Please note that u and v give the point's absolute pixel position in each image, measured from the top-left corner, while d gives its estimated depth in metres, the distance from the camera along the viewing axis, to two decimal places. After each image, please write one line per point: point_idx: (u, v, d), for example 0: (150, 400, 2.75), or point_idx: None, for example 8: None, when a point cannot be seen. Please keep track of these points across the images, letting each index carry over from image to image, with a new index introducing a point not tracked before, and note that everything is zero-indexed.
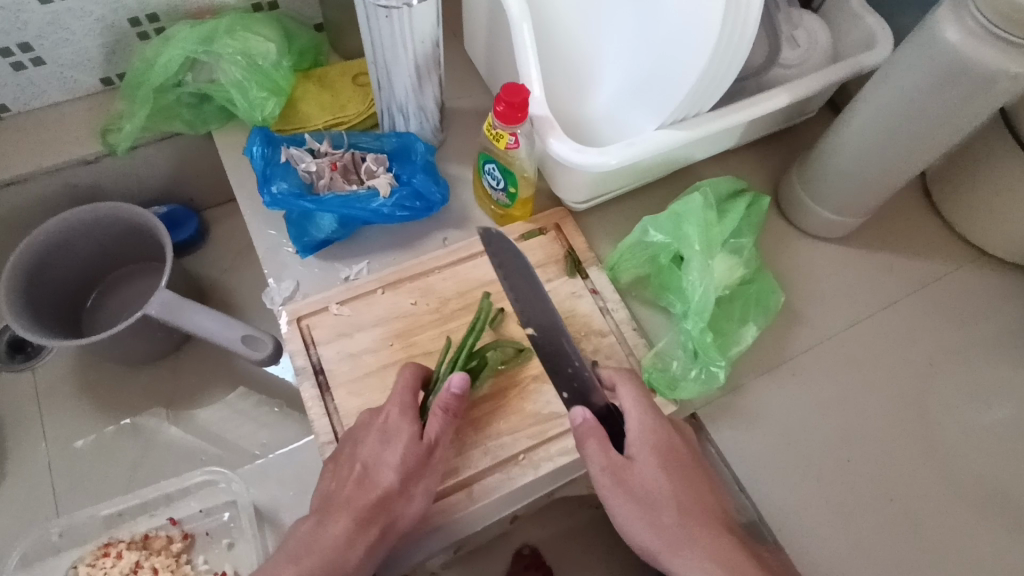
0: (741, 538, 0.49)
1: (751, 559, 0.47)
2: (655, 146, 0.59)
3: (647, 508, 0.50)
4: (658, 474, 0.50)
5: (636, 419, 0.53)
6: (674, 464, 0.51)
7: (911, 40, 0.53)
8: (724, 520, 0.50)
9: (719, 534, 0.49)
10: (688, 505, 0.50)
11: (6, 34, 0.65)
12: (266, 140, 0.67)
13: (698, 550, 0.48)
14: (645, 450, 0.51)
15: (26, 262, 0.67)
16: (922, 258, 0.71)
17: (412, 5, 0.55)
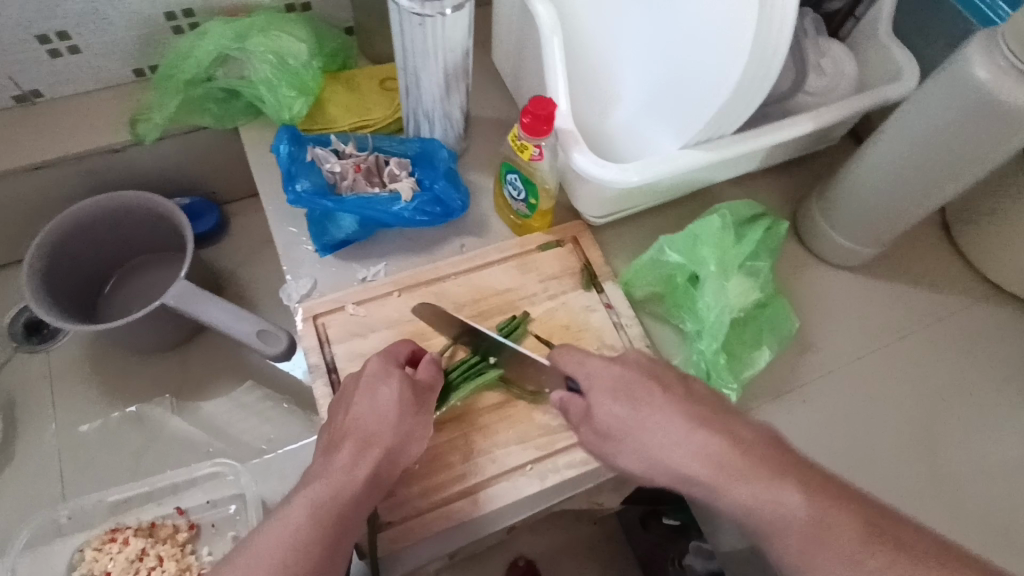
0: (713, 422, 0.47)
1: (728, 445, 0.45)
2: (677, 166, 0.59)
3: (617, 441, 0.49)
4: (612, 408, 0.49)
5: (581, 367, 0.52)
6: (628, 395, 0.49)
7: (941, 73, 0.53)
8: (696, 407, 0.48)
9: (691, 427, 0.46)
10: (653, 418, 0.47)
11: (44, 21, 0.66)
12: (293, 138, 0.68)
13: (678, 460, 0.46)
14: (597, 388, 0.50)
15: (59, 231, 0.69)
16: (938, 292, 0.71)
17: (446, 14, 0.56)
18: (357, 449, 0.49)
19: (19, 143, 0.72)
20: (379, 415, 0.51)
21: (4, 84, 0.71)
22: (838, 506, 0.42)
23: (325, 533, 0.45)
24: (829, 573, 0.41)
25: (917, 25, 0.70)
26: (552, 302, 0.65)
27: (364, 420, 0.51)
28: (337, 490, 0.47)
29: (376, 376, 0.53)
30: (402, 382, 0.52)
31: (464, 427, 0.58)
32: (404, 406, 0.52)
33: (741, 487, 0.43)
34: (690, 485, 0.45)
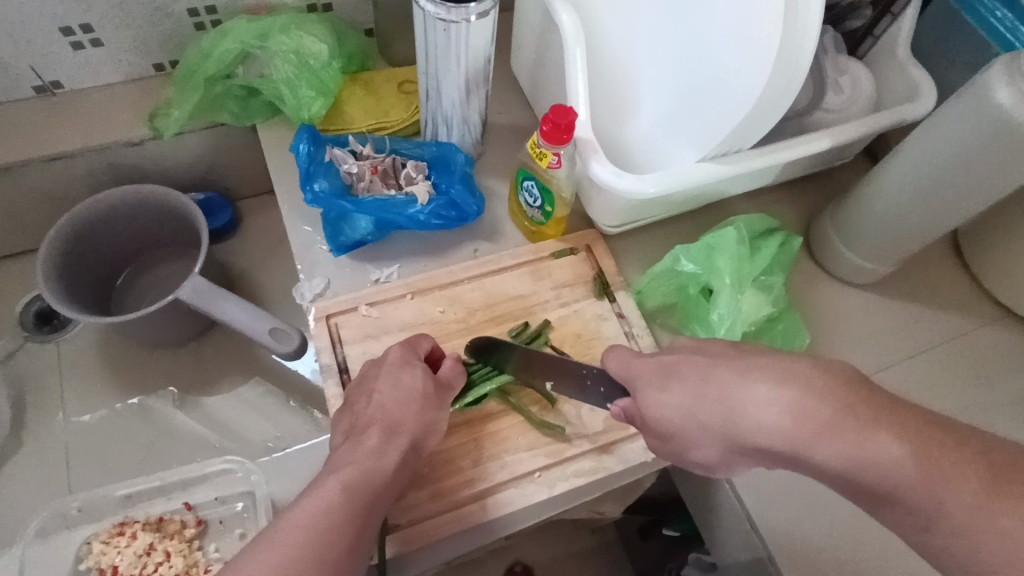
0: (787, 371, 0.41)
1: (802, 397, 0.40)
2: (694, 179, 0.60)
3: (686, 441, 0.45)
4: (665, 399, 0.45)
5: (626, 368, 0.49)
6: (685, 376, 0.45)
7: (961, 95, 0.53)
8: (759, 362, 0.43)
9: (754, 385, 0.42)
10: (719, 386, 0.43)
11: (69, 13, 0.67)
12: (312, 139, 0.68)
13: (758, 438, 0.41)
14: (646, 382, 0.47)
15: (86, 216, 0.70)
16: (949, 313, 0.71)
17: (470, 21, 0.56)
18: (376, 427, 0.50)
19: (39, 134, 0.72)
20: (394, 399, 0.52)
21: (25, 74, 0.71)
22: (955, 456, 0.36)
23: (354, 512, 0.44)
24: (952, 509, 0.35)
25: (935, 47, 0.70)
26: (565, 310, 0.65)
27: (378, 405, 0.52)
28: (365, 471, 0.47)
29: (392, 365, 0.54)
30: (416, 370, 0.54)
31: (474, 432, 0.58)
32: (419, 391, 0.53)
33: (835, 444, 0.38)
34: (776, 453, 0.41)
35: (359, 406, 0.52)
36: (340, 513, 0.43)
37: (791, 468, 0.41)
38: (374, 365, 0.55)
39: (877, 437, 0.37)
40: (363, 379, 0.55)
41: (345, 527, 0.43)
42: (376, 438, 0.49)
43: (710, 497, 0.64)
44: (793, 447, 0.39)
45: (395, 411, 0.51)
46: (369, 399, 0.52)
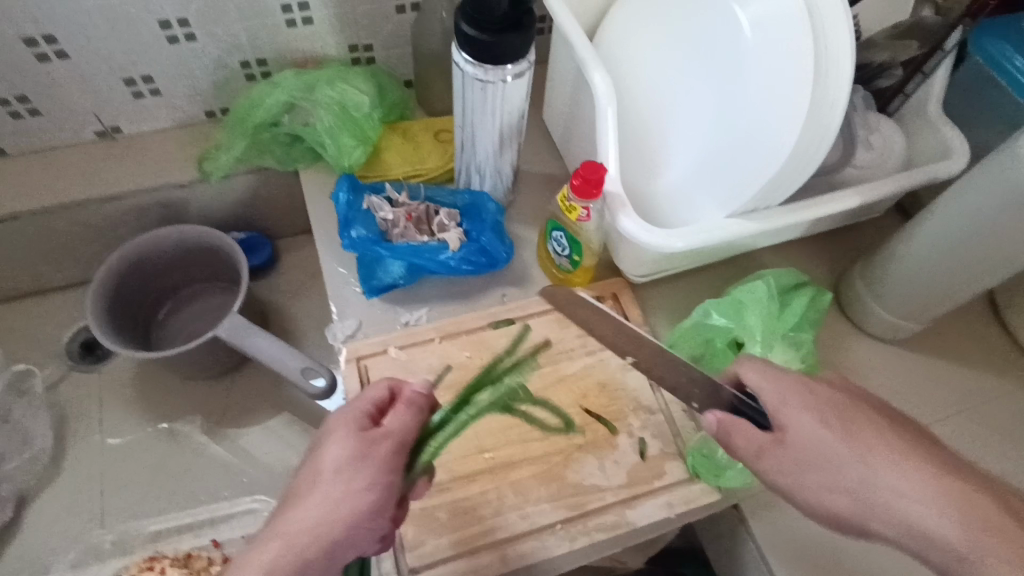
0: (941, 462, 0.43)
1: (966, 484, 0.42)
2: (722, 235, 0.60)
3: (823, 472, 0.45)
4: (818, 427, 0.46)
5: (770, 383, 0.48)
6: (818, 399, 0.47)
7: (991, 161, 0.54)
8: (916, 439, 0.45)
9: (911, 464, 0.43)
10: (870, 446, 0.45)
11: (133, 66, 0.72)
12: (351, 187, 0.71)
13: (902, 505, 0.42)
14: (794, 407, 0.47)
15: (128, 256, 0.73)
16: (987, 373, 0.70)
17: (506, 81, 0.59)
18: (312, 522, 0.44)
19: (98, 176, 0.77)
20: (341, 489, 0.45)
21: (89, 121, 0.76)
22: None
23: None
24: None
25: (968, 107, 0.70)
26: (590, 358, 0.66)
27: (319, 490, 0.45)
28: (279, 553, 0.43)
29: (346, 428, 0.48)
30: (375, 442, 0.47)
31: (497, 480, 0.58)
32: (375, 474, 0.46)
33: (993, 539, 0.39)
34: (916, 531, 0.42)
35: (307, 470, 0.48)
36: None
37: (921, 557, 0.42)
38: (329, 427, 0.49)
39: (1011, 525, 0.40)
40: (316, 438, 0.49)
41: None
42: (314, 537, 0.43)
43: (735, 557, 0.63)
44: (942, 529, 0.41)
45: (341, 503, 0.45)
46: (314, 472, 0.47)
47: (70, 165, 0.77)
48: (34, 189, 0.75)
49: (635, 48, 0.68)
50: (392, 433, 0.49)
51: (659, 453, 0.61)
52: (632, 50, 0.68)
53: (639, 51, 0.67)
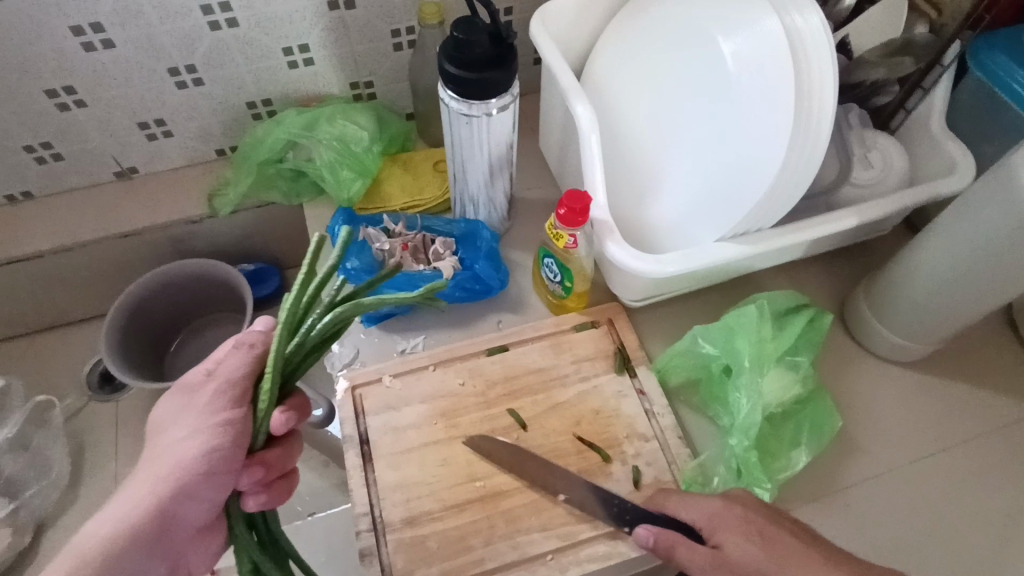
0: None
1: None
2: (713, 259, 0.60)
3: None
4: (747, 546, 0.50)
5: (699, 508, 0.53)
6: (745, 523, 0.51)
7: (989, 179, 0.53)
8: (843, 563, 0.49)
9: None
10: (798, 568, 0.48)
11: (146, 110, 0.76)
12: (348, 219, 0.73)
13: None
14: (725, 529, 0.51)
15: (139, 292, 0.76)
16: (1005, 395, 0.67)
17: (492, 114, 0.60)
18: (160, 475, 0.47)
19: (115, 214, 0.81)
20: (180, 446, 0.47)
21: (107, 162, 0.80)
22: None
23: (129, 547, 0.47)
24: None
25: (973, 121, 0.68)
26: (584, 385, 0.65)
27: (172, 445, 0.48)
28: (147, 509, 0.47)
29: (194, 386, 0.49)
30: (217, 397, 0.47)
31: (488, 510, 0.58)
32: (201, 430, 0.47)
33: None
34: None
35: (177, 416, 0.50)
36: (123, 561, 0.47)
37: None
38: (184, 383, 0.50)
39: None
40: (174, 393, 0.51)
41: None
42: (155, 489, 0.47)
43: None
44: None
45: (176, 458, 0.47)
46: (165, 429, 0.50)
47: (90, 204, 0.81)
48: (56, 228, 0.79)
49: (620, 73, 0.68)
50: (230, 387, 0.47)
51: (654, 481, 0.60)
52: (617, 77, 0.68)
53: (624, 78, 0.67)
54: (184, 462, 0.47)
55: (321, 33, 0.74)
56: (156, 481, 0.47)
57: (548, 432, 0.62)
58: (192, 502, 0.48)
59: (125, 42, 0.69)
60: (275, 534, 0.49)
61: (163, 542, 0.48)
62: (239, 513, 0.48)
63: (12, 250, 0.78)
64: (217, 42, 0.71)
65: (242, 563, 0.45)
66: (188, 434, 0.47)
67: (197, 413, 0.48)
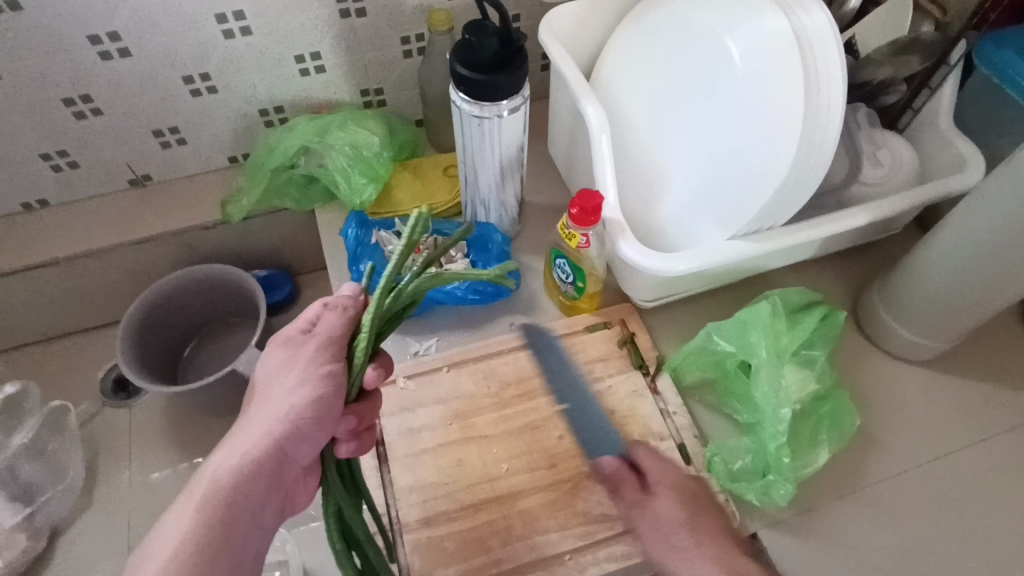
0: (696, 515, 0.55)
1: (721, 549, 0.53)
2: (725, 256, 0.60)
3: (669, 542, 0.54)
4: (674, 507, 0.55)
5: (659, 469, 0.57)
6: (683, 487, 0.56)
7: (1000, 171, 0.53)
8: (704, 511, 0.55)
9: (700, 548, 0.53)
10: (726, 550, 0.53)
11: (161, 119, 0.77)
12: (360, 223, 0.74)
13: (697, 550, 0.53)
14: (664, 488, 0.56)
15: (154, 297, 0.77)
16: (1022, 392, 0.67)
17: (503, 116, 0.61)
18: (272, 420, 0.47)
19: (129, 221, 0.81)
20: (288, 394, 0.47)
21: (122, 171, 0.81)
22: None
23: (236, 497, 0.45)
24: None
25: (981, 118, 0.69)
26: (598, 385, 0.65)
27: (278, 394, 0.48)
28: (256, 458, 0.46)
29: (298, 338, 0.50)
30: (319, 350, 0.48)
31: (505, 510, 0.58)
32: (306, 380, 0.46)
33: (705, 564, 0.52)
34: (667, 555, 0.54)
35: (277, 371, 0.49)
36: (239, 510, 0.45)
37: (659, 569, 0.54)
38: (279, 341, 0.51)
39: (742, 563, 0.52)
40: (275, 348, 0.51)
41: (230, 534, 0.44)
42: (268, 435, 0.46)
43: None
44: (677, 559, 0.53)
45: (285, 406, 0.46)
46: (267, 381, 0.50)
47: (105, 212, 0.82)
48: (72, 236, 0.80)
49: (627, 75, 0.68)
50: (331, 340, 0.48)
51: None
52: (624, 79, 0.68)
53: (631, 80, 0.68)
54: (291, 406, 0.46)
55: (333, 41, 0.75)
56: (265, 430, 0.46)
57: (563, 433, 0.62)
58: (303, 449, 0.47)
59: (141, 51, 0.70)
60: (357, 475, 0.52)
61: (277, 486, 0.47)
62: (332, 460, 0.50)
63: (29, 258, 0.79)
64: (230, 50, 0.72)
65: (328, 508, 0.48)
66: (294, 382, 0.47)
67: (301, 363, 0.48)
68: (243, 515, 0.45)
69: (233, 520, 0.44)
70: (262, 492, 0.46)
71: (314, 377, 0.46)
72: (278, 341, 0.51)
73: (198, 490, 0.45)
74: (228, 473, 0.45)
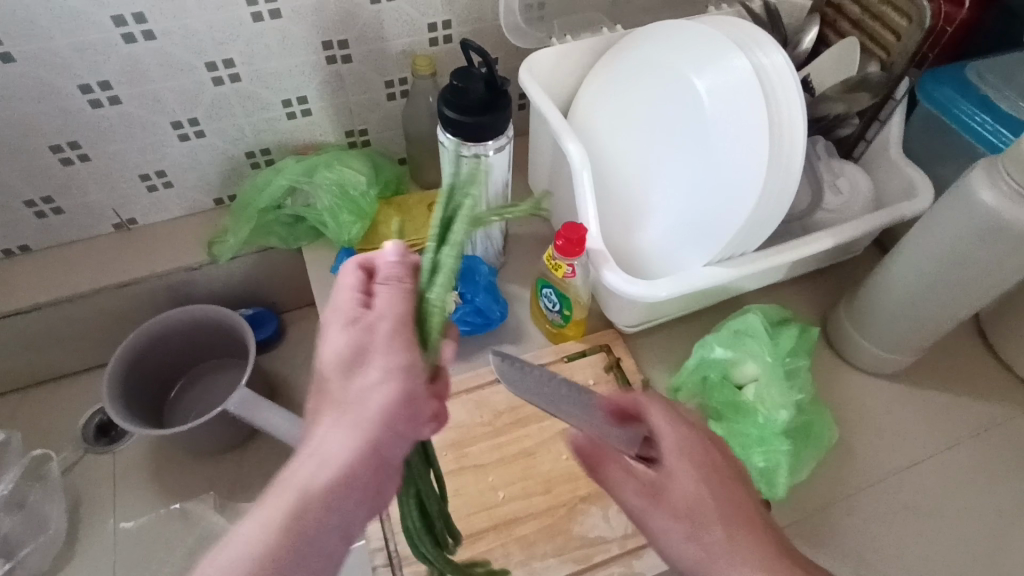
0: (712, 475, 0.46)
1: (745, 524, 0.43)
2: (704, 282, 0.63)
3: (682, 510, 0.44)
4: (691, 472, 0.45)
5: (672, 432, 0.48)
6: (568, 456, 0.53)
7: (948, 197, 0.58)
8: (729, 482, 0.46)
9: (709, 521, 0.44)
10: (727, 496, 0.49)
11: (147, 163, 0.78)
12: (350, 259, 0.76)
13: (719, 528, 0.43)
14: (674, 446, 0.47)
15: (141, 339, 0.76)
16: (983, 400, 0.71)
17: (488, 155, 0.64)
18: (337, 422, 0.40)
19: (114, 265, 0.82)
20: (350, 389, 0.40)
21: (107, 214, 0.82)
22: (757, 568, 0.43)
23: (322, 512, 0.39)
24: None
25: (927, 147, 0.75)
26: None
27: (338, 393, 0.41)
28: (347, 465, 0.39)
29: (347, 323, 0.42)
30: (393, 331, 0.41)
31: (504, 537, 0.59)
32: (390, 369, 0.40)
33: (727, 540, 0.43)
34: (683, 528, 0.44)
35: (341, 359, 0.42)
36: (312, 530, 0.38)
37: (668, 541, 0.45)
38: (332, 318, 0.43)
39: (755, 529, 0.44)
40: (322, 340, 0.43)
41: (311, 556, 0.38)
42: (337, 437, 0.40)
43: None
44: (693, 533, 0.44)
45: (369, 401, 0.40)
46: (333, 371, 0.41)
47: (89, 256, 0.82)
48: (56, 281, 0.80)
49: (600, 113, 0.72)
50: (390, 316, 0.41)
51: None
52: (598, 117, 0.72)
53: (605, 117, 0.71)
54: (377, 401, 0.40)
55: (318, 85, 0.78)
56: (352, 433, 0.40)
57: (555, 459, 0.64)
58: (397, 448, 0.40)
59: (131, 98, 0.71)
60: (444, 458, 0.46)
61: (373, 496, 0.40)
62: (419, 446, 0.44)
63: (10, 305, 0.78)
64: (219, 96, 0.74)
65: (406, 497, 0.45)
66: (377, 371, 0.40)
67: (370, 343, 0.41)
68: (320, 532, 0.38)
69: (308, 539, 0.38)
70: (354, 505, 0.40)
71: (399, 361, 0.40)
72: (326, 321, 0.43)
73: (275, 508, 0.38)
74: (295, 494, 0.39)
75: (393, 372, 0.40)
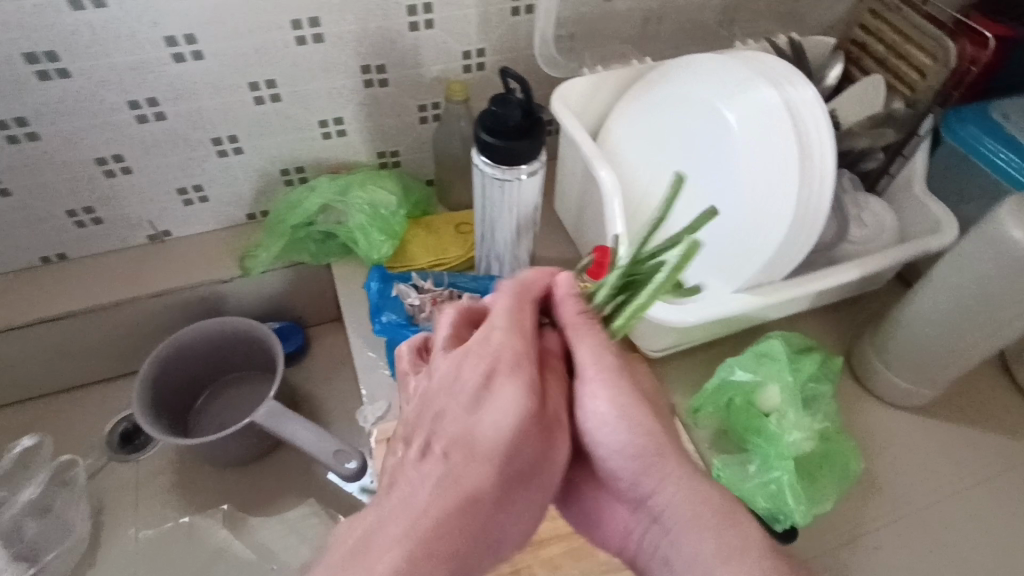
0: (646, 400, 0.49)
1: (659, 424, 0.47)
2: (732, 308, 0.64)
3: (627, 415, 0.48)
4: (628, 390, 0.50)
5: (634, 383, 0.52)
6: None
7: (976, 232, 0.58)
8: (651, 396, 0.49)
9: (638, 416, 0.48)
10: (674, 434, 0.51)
11: (186, 177, 0.80)
12: (381, 276, 0.78)
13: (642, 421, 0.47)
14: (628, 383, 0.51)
15: (172, 348, 0.78)
16: (1008, 437, 0.71)
17: (522, 179, 0.66)
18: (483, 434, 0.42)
19: (148, 275, 0.83)
20: (446, 375, 0.46)
21: (143, 226, 0.84)
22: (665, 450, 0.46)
23: (461, 522, 0.39)
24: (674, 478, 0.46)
25: (951, 184, 0.76)
26: None
27: (439, 387, 0.46)
28: (463, 486, 0.40)
29: (477, 344, 0.45)
30: (510, 349, 0.44)
31: (529, 559, 0.59)
32: (512, 388, 0.43)
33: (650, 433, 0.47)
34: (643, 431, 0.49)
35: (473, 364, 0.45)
36: (449, 534, 0.39)
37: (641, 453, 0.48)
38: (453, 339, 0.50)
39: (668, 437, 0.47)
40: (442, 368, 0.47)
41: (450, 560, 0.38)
42: (480, 452, 0.42)
43: None
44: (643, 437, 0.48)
45: (488, 421, 0.42)
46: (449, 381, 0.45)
47: (124, 266, 0.84)
48: (91, 289, 0.82)
49: (630, 142, 0.73)
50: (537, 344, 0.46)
51: None
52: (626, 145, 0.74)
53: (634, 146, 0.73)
54: (505, 416, 0.42)
55: (355, 108, 0.80)
56: (479, 445, 0.42)
57: None
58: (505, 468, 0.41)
59: (176, 115, 0.74)
60: None
61: (486, 517, 0.41)
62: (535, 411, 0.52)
63: (45, 311, 0.80)
64: (258, 115, 0.77)
65: None
66: (503, 391, 0.43)
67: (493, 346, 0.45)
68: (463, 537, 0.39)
69: (451, 540, 0.39)
70: (473, 521, 0.40)
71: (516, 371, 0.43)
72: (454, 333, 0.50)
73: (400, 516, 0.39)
74: (440, 499, 0.40)
75: (519, 387, 0.43)
